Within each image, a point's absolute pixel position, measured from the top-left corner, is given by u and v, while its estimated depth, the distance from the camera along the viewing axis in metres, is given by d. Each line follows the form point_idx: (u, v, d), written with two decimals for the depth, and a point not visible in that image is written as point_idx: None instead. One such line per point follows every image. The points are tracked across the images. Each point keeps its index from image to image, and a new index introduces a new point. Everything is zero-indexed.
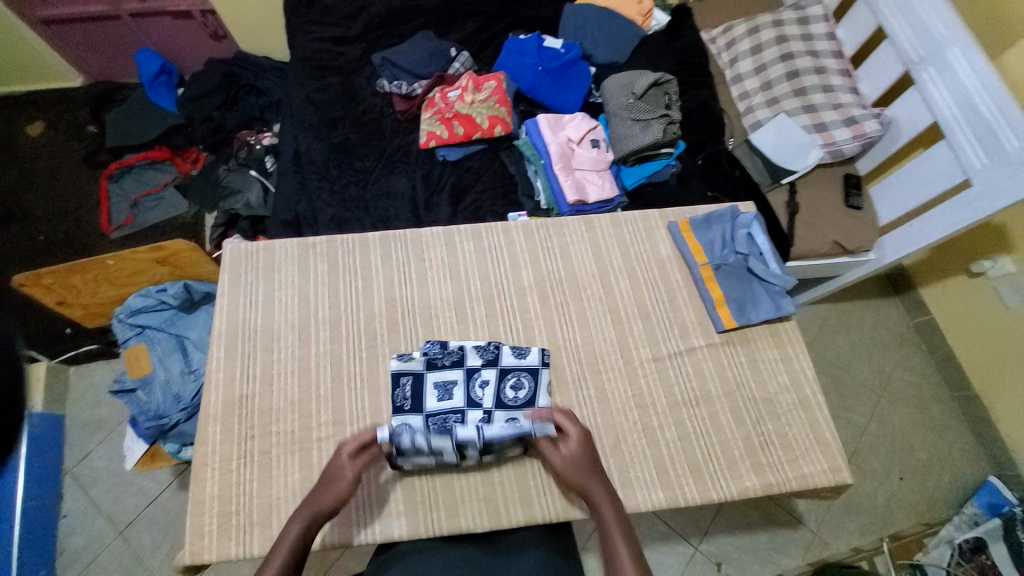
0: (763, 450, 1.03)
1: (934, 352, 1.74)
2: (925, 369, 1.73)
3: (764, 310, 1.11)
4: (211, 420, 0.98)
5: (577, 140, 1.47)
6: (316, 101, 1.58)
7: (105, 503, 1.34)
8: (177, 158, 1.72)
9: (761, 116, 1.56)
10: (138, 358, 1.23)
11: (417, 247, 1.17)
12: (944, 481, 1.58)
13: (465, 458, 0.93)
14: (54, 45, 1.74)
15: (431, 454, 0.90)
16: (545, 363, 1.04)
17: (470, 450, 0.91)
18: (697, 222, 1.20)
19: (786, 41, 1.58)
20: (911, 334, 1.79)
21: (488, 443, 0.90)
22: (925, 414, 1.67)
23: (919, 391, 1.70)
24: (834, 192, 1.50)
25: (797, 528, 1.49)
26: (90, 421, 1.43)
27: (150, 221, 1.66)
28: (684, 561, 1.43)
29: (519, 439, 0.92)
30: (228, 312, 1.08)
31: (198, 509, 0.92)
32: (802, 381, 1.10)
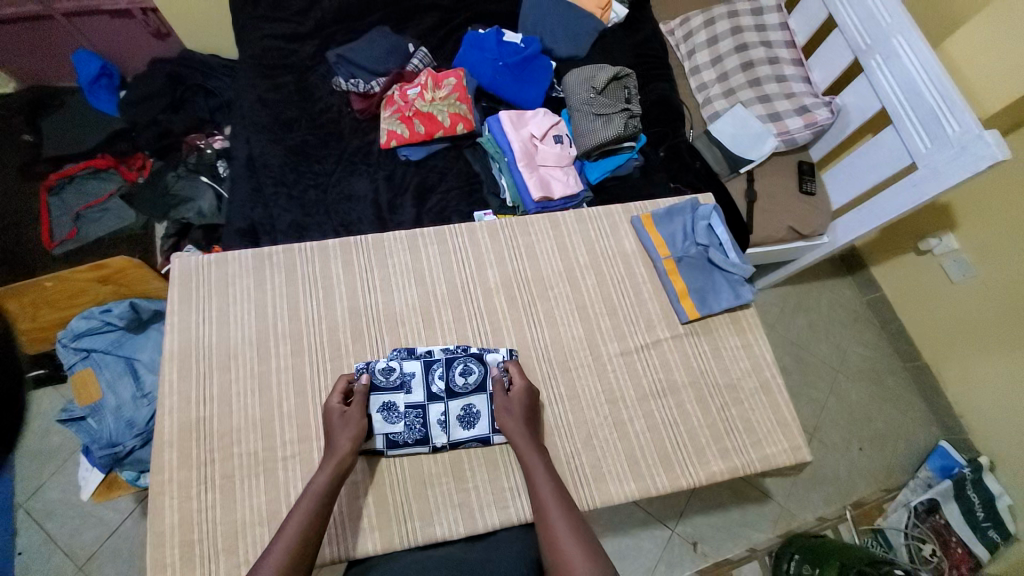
0: (728, 436, 1.06)
1: (887, 326, 1.82)
2: (880, 343, 1.81)
3: (725, 299, 1.14)
4: (168, 447, 0.95)
5: (539, 136, 1.47)
6: (269, 101, 1.51)
7: (62, 537, 1.28)
8: (122, 165, 1.62)
9: (718, 107, 1.59)
10: (85, 382, 1.17)
11: (379, 254, 1.14)
12: (899, 448, 1.67)
13: (432, 414, 0.98)
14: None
15: (400, 389, 0.99)
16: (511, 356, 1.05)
17: (436, 394, 0.99)
18: (659, 216, 1.21)
19: (740, 32, 1.61)
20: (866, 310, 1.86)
21: (451, 384, 1.00)
22: (880, 386, 1.75)
23: (875, 365, 1.78)
24: (789, 180, 1.54)
25: (766, 503, 1.55)
26: (42, 450, 1.35)
27: (96, 234, 1.56)
28: (662, 544, 1.46)
29: (481, 386, 1.02)
30: (181, 331, 1.03)
31: (158, 541, 0.89)
32: (764, 366, 1.14)
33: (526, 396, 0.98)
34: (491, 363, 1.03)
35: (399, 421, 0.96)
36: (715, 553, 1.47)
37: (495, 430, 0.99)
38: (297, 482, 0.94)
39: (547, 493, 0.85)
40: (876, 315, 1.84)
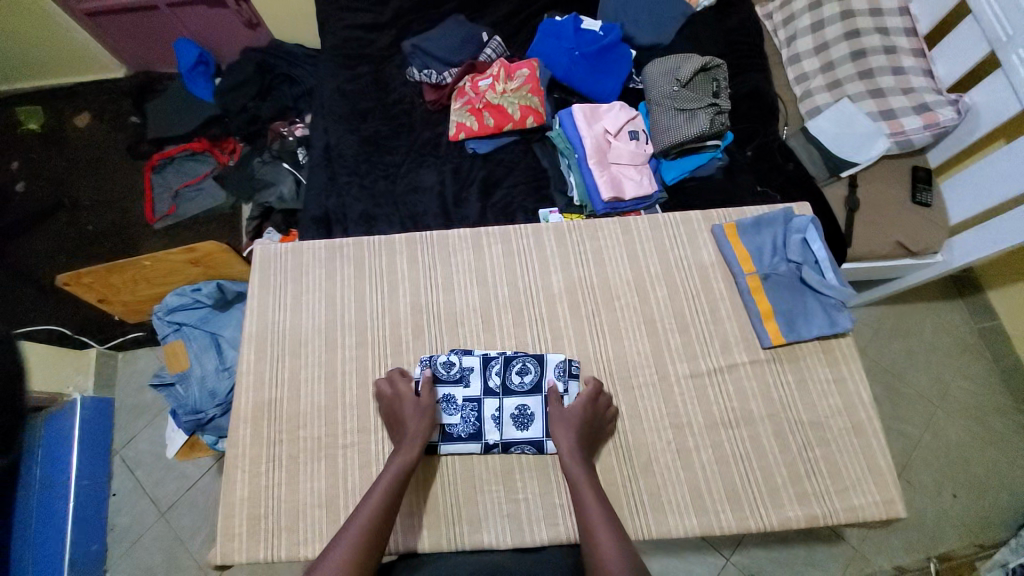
0: (809, 479, 0.95)
1: (1001, 360, 1.56)
2: (990, 380, 1.56)
3: (817, 326, 1.02)
4: (242, 423, 1.00)
5: (614, 132, 1.39)
6: (347, 92, 1.54)
7: (150, 486, 1.41)
8: (215, 148, 1.73)
9: (820, 102, 1.41)
10: (176, 352, 1.27)
11: (443, 252, 1.13)
12: (1003, 499, 1.44)
13: (485, 414, 0.97)
14: (103, 42, 1.80)
15: (457, 382, 1.00)
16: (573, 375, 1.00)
17: (490, 392, 0.99)
18: (745, 226, 1.10)
19: (852, 17, 1.42)
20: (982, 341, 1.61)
21: (507, 385, 0.99)
22: (984, 425, 1.52)
23: (981, 401, 1.54)
24: (900, 187, 1.35)
25: (837, 543, 1.40)
26: (137, 406, 1.49)
27: (190, 212, 1.69)
28: (714, 571, 1.37)
29: (536, 388, 0.99)
30: (258, 314, 1.08)
31: (228, 511, 0.94)
32: (858, 405, 1.01)
33: (584, 407, 0.94)
34: (551, 366, 1.00)
35: (456, 413, 0.97)
36: None
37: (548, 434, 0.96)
38: (354, 472, 0.95)
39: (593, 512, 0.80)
40: (988, 347, 1.59)
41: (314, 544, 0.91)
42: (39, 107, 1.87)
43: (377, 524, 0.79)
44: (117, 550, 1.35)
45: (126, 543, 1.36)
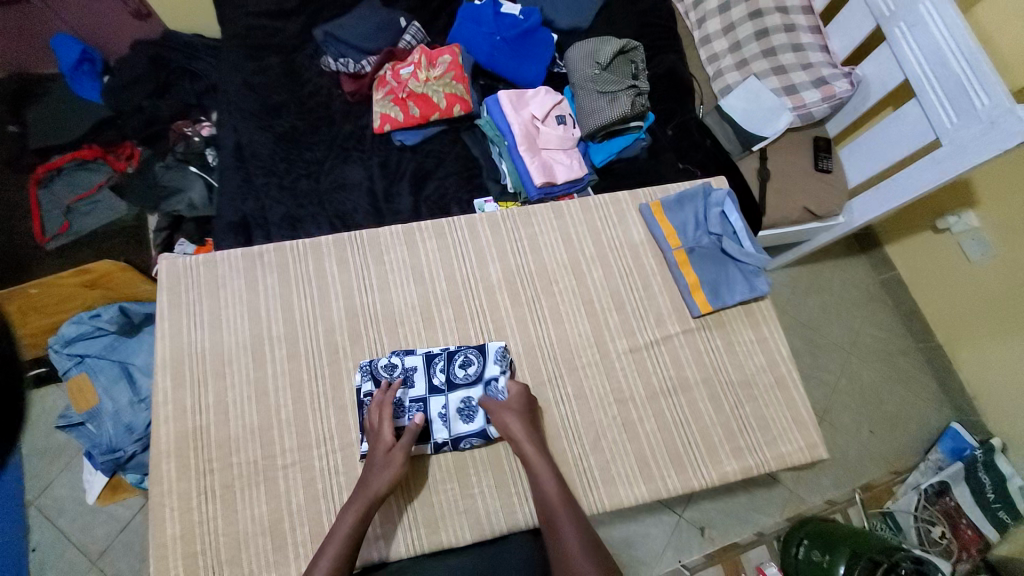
0: (741, 434, 1.02)
1: (900, 304, 1.75)
2: (891, 324, 1.75)
3: (739, 292, 1.09)
4: (166, 456, 0.92)
5: (541, 116, 1.39)
6: (255, 85, 1.43)
7: (74, 532, 1.27)
8: (110, 155, 1.54)
9: (731, 81, 1.48)
10: (82, 389, 1.15)
11: (375, 250, 1.09)
12: (911, 429, 1.62)
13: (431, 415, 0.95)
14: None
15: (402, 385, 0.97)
16: (505, 370, 0.99)
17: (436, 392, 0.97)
18: (669, 203, 1.15)
19: None
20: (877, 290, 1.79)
21: (452, 381, 0.98)
22: (893, 365, 1.69)
23: (887, 345, 1.72)
24: (802, 157, 1.45)
25: (775, 487, 1.52)
26: (48, 448, 1.33)
27: (87, 228, 1.48)
28: (670, 529, 1.45)
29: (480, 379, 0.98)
30: (171, 337, 0.99)
31: (162, 552, 0.87)
32: (779, 361, 1.09)
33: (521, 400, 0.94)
34: (492, 354, 1.00)
35: (403, 417, 0.95)
36: (722, 537, 1.46)
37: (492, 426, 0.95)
38: (297, 491, 0.91)
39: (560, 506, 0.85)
40: (891, 295, 1.77)
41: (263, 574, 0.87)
42: None
43: None
44: None
45: None
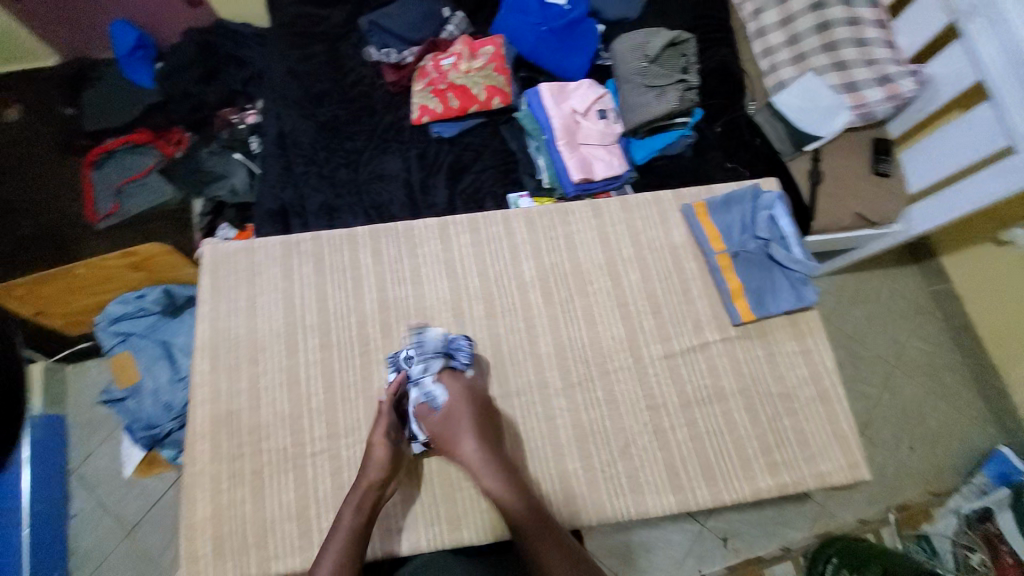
0: (778, 448, 0.97)
1: (951, 319, 1.63)
2: (940, 339, 1.63)
3: (785, 301, 1.03)
4: (201, 438, 0.94)
5: (582, 111, 1.36)
6: (300, 74, 1.44)
7: (111, 504, 1.33)
8: (160, 140, 1.59)
9: (785, 76, 1.40)
10: (124, 365, 1.20)
11: (409, 242, 1.08)
12: (954, 448, 1.52)
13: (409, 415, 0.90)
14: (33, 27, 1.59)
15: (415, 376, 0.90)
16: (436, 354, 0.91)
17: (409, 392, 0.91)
18: (714, 204, 1.09)
19: None
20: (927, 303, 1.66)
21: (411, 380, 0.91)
22: (937, 381, 1.58)
23: (932, 360, 1.60)
24: (858, 160, 1.37)
25: (805, 501, 1.45)
26: (90, 421, 1.39)
27: (135, 210, 1.52)
28: (692, 537, 1.40)
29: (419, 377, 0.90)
30: (211, 320, 1.01)
31: (191, 533, 0.89)
32: (823, 374, 1.03)
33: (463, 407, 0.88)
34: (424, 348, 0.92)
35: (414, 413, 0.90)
36: (746, 550, 1.40)
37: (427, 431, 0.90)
38: (324, 479, 0.92)
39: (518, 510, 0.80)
40: (941, 308, 1.65)
41: (288, 559, 0.88)
42: None
43: None
44: None
45: (91, 566, 1.28)
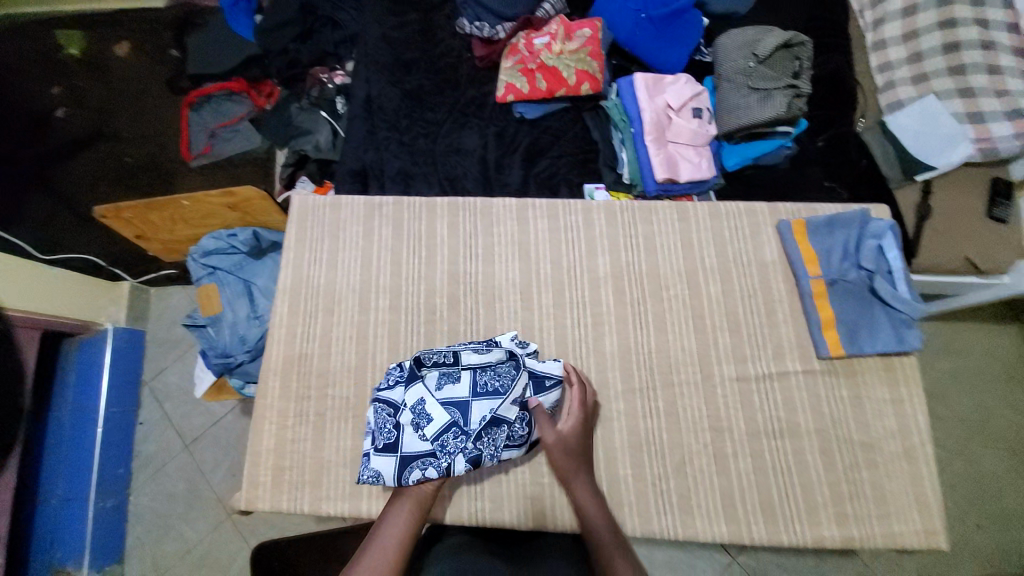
0: (850, 501, 0.90)
1: None
2: None
3: (882, 342, 0.95)
4: (273, 374, 0.98)
5: (676, 107, 1.30)
6: (393, 40, 1.45)
7: (176, 417, 1.43)
8: (253, 90, 1.62)
9: (903, 95, 1.29)
10: (209, 296, 1.25)
11: (486, 220, 1.07)
12: None
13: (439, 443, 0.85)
14: None
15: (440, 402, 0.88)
16: (462, 376, 0.91)
17: (421, 417, 0.87)
18: (815, 225, 1.02)
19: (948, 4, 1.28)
20: None
21: (422, 402, 0.88)
22: None
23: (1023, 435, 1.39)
24: (979, 197, 1.22)
25: (849, 557, 1.30)
26: (167, 339, 1.48)
27: (225, 153, 1.60)
28: (719, 568, 1.29)
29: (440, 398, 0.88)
30: (292, 268, 1.05)
31: (255, 459, 0.94)
32: (913, 431, 0.94)
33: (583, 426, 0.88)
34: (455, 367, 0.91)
35: (428, 443, 0.85)
36: None
37: (506, 448, 0.87)
38: None
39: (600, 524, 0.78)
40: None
41: (337, 502, 0.91)
42: (79, 30, 1.73)
43: None
44: (140, 477, 1.38)
45: (151, 469, 1.39)
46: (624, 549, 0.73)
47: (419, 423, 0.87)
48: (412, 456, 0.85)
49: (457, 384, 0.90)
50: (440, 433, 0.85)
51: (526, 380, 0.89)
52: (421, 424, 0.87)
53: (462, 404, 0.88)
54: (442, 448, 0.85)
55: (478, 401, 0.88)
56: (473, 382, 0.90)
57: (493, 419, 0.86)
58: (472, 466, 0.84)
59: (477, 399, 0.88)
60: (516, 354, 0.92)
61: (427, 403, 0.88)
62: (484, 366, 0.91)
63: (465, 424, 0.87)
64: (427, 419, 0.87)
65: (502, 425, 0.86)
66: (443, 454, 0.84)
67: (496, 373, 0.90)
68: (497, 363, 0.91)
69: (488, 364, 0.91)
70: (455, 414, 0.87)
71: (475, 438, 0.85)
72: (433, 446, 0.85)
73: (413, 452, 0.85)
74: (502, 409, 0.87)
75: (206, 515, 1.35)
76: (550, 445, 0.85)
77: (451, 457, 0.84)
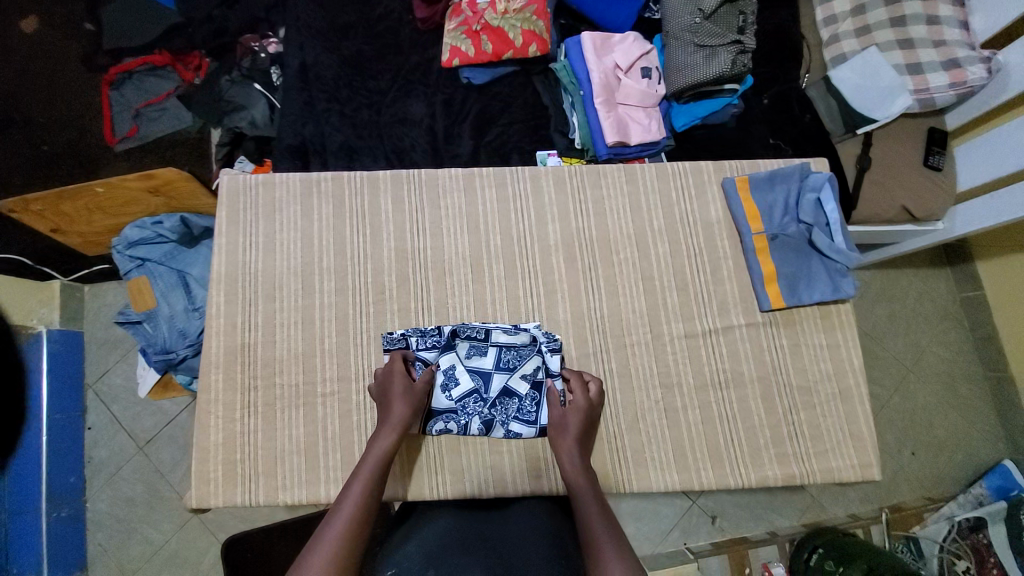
0: (790, 440, 0.96)
1: (976, 330, 1.51)
2: (962, 347, 1.51)
3: (819, 291, 0.99)
4: (214, 366, 0.95)
5: (624, 67, 1.27)
6: (325, 2, 1.36)
7: (126, 419, 1.37)
8: (179, 63, 1.48)
9: (846, 48, 1.29)
10: (141, 290, 1.18)
11: (432, 192, 1.04)
12: (956, 459, 1.44)
13: (462, 406, 0.92)
14: None
15: (471, 371, 0.94)
16: (500, 355, 0.95)
17: (455, 382, 0.93)
18: (758, 180, 1.03)
19: None
20: (954, 308, 1.54)
21: (455, 369, 0.94)
22: (952, 392, 1.48)
23: (951, 369, 1.50)
24: (912, 147, 1.26)
25: (797, 491, 1.38)
26: (107, 340, 1.40)
27: (151, 135, 1.47)
28: (680, 512, 1.35)
29: (471, 368, 0.95)
30: (227, 253, 0.99)
31: (203, 456, 0.92)
32: (848, 372, 1.00)
33: (581, 410, 0.88)
34: (496, 343, 0.95)
35: (454, 403, 0.92)
36: (733, 530, 1.35)
37: (507, 425, 0.92)
38: (334, 419, 0.93)
39: (592, 509, 0.74)
40: (966, 316, 1.52)
41: (294, 489, 0.91)
42: None
43: (356, 526, 0.69)
44: (95, 484, 1.33)
45: (105, 474, 1.33)
46: (615, 538, 0.69)
47: (447, 384, 0.93)
48: (435, 411, 0.92)
49: (483, 356, 0.95)
50: (464, 396, 0.93)
51: (543, 366, 0.95)
52: (448, 386, 0.93)
53: (485, 374, 0.94)
54: (462, 409, 0.92)
55: (499, 374, 0.95)
56: (498, 357, 0.95)
57: (506, 390, 0.93)
58: (486, 430, 0.92)
59: (498, 371, 0.95)
60: (539, 340, 0.95)
61: (456, 369, 0.94)
62: (510, 345, 0.96)
63: (485, 391, 0.94)
64: (455, 383, 0.93)
65: (513, 397, 0.93)
66: (463, 413, 0.92)
67: (519, 353, 0.95)
68: (521, 345, 0.96)
69: (514, 344, 0.95)
70: (478, 381, 0.94)
71: (491, 405, 0.93)
72: (455, 405, 0.92)
73: (438, 408, 0.92)
74: (513, 382, 0.94)
75: (171, 514, 1.32)
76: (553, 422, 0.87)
77: (469, 417, 0.91)
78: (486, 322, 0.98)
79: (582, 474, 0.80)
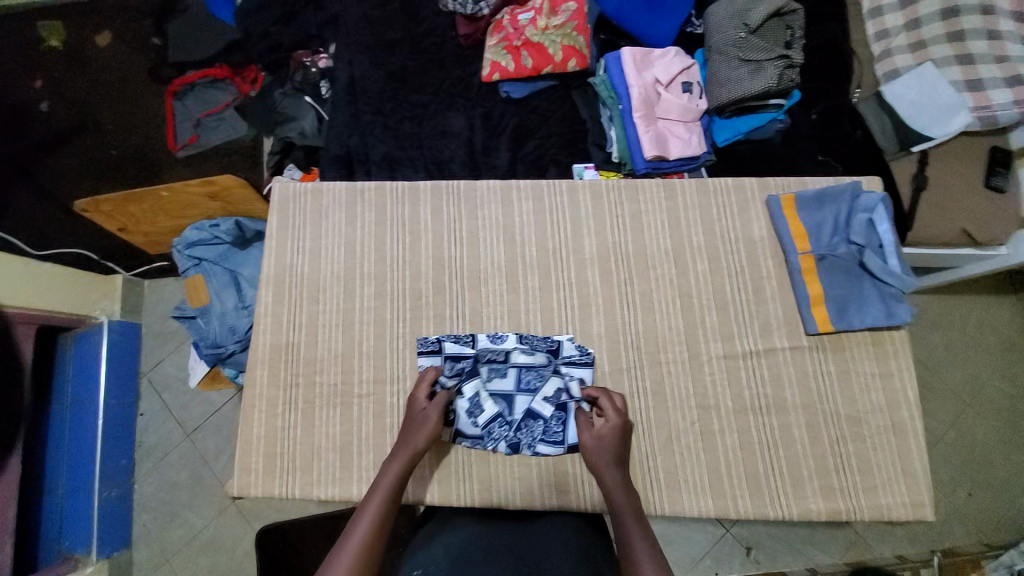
0: (836, 473, 0.91)
1: None
2: None
3: (871, 316, 0.94)
4: (259, 363, 0.99)
5: (665, 82, 1.27)
6: (374, 20, 1.42)
7: (175, 408, 1.44)
8: (236, 77, 1.55)
9: (899, 63, 1.24)
10: (196, 287, 1.25)
11: (470, 203, 1.06)
12: (1020, 505, 1.32)
13: (488, 434, 0.90)
14: None
15: (495, 396, 0.92)
16: (519, 375, 0.93)
17: (479, 409, 0.90)
18: (806, 199, 1.00)
19: None
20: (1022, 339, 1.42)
21: (478, 398, 0.91)
22: (1017, 430, 1.37)
23: (1015, 405, 1.38)
24: (974, 167, 1.19)
25: (840, 526, 1.31)
26: (163, 332, 1.49)
27: (211, 142, 1.55)
28: (712, 541, 1.30)
29: (494, 392, 0.92)
30: (276, 257, 1.04)
31: (245, 449, 0.95)
32: (900, 404, 0.94)
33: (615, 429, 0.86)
34: (517, 364, 0.94)
35: (479, 429, 0.90)
36: (769, 563, 1.29)
37: (534, 445, 0.90)
38: (368, 420, 0.95)
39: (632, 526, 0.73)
40: None
41: (327, 486, 0.93)
42: (59, 21, 1.65)
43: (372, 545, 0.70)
44: (145, 465, 1.40)
45: (152, 459, 1.40)
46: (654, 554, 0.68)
47: (473, 411, 0.90)
48: (462, 436, 0.90)
49: (503, 378, 0.93)
50: (489, 422, 0.90)
51: (563, 386, 0.92)
52: (473, 412, 0.90)
53: (507, 396, 0.93)
54: (488, 435, 0.90)
55: (521, 395, 0.93)
56: (518, 378, 0.93)
57: (531, 413, 0.91)
58: (512, 453, 0.90)
59: (520, 393, 0.93)
60: (555, 361, 0.95)
61: (480, 397, 0.91)
62: (529, 366, 0.94)
63: (509, 415, 0.91)
64: (480, 410, 0.90)
65: (539, 419, 0.91)
66: (489, 439, 0.90)
67: (538, 374, 0.93)
68: (539, 365, 0.94)
69: (533, 364, 0.94)
70: (502, 406, 0.92)
71: (516, 428, 0.91)
72: (481, 432, 0.90)
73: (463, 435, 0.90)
74: (537, 405, 0.91)
75: (209, 503, 1.37)
76: (588, 442, 0.84)
77: (495, 442, 0.90)
78: (519, 333, 0.98)
79: (622, 489, 0.79)
